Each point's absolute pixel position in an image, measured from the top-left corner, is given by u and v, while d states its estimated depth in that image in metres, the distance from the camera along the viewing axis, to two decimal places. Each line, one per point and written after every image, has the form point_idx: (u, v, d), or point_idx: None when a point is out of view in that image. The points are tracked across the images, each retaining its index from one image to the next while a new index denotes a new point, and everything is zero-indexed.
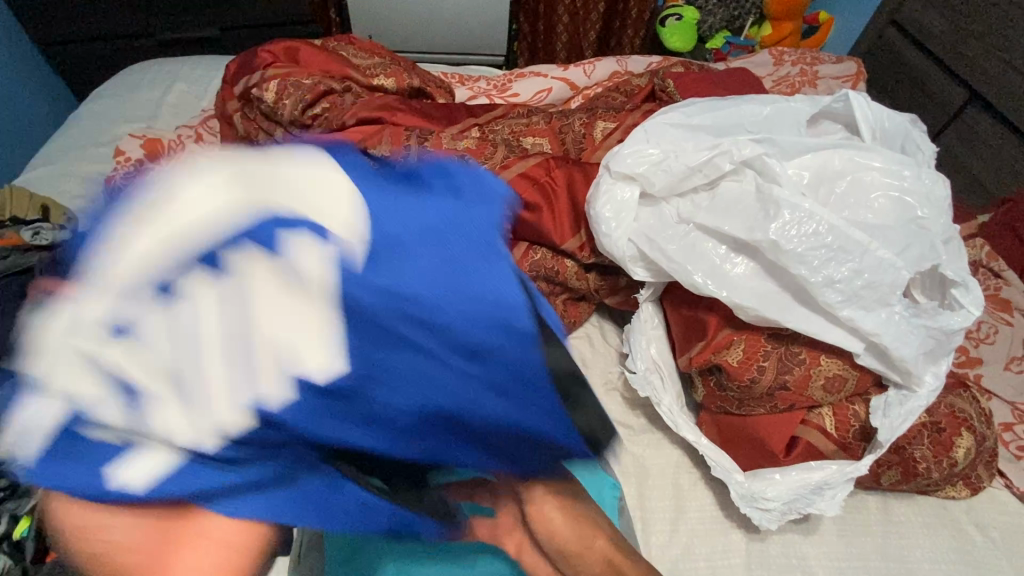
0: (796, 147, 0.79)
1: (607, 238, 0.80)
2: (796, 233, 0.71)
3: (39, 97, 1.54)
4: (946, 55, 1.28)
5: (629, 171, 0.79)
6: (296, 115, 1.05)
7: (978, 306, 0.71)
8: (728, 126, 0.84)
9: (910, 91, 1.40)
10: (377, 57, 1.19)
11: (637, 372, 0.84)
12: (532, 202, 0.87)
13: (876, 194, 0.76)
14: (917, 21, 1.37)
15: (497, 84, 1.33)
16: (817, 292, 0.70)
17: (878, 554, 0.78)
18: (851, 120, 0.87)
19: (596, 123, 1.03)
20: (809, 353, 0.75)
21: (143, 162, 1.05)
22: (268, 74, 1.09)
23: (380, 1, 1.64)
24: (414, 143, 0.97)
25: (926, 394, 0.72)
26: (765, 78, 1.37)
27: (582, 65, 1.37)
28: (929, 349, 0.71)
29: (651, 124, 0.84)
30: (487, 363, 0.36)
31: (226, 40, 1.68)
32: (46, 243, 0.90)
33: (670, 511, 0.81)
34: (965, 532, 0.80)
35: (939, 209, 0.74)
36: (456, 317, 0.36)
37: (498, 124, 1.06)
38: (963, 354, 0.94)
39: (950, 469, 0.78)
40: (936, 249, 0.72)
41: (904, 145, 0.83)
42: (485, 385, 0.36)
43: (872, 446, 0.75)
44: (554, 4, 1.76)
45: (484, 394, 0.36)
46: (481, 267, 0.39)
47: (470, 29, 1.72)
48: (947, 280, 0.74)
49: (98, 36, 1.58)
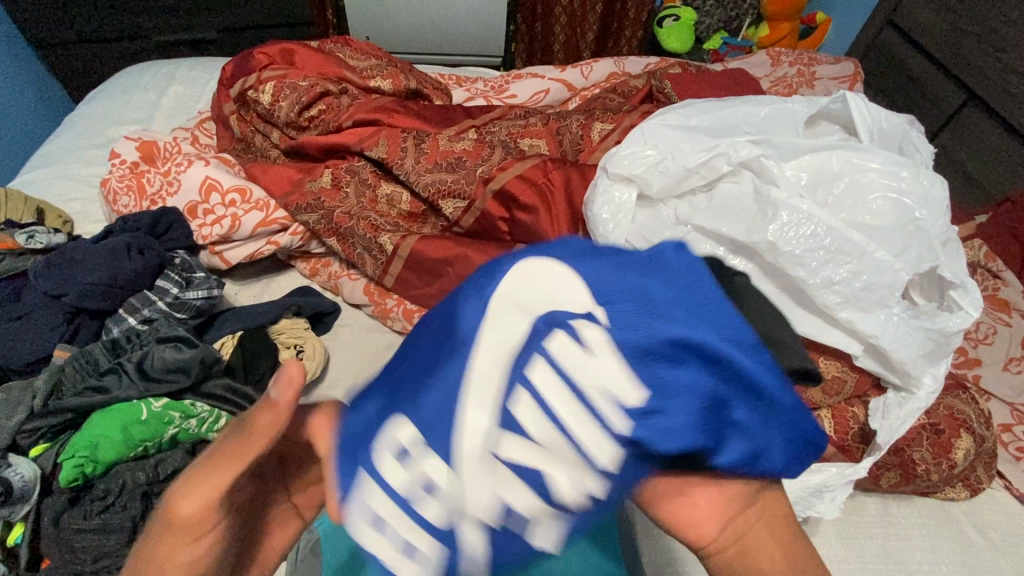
0: (793, 148, 0.79)
1: (605, 239, 0.79)
2: (794, 234, 0.70)
3: (36, 99, 1.54)
4: (943, 55, 1.28)
5: (627, 173, 0.79)
6: (292, 117, 1.04)
7: (976, 307, 0.71)
8: (725, 127, 0.84)
9: (907, 92, 1.40)
10: (374, 59, 1.19)
11: None
12: (529, 203, 0.86)
13: (874, 196, 0.75)
14: (914, 22, 1.37)
15: (494, 86, 1.33)
16: (816, 294, 0.70)
17: (878, 557, 0.77)
18: (849, 121, 0.87)
19: (594, 124, 1.03)
20: (808, 355, 0.75)
21: (138, 165, 1.04)
22: (265, 76, 1.08)
23: (377, 3, 1.64)
24: (411, 145, 0.96)
25: (925, 396, 0.71)
26: (763, 78, 1.37)
27: (579, 66, 1.37)
28: (928, 351, 0.70)
29: (648, 126, 0.84)
30: (703, 374, 0.40)
31: (224, 41, 1.69)
32: (41, 248, 0.90)
33: None
34: (965, 534, 0.80)
35: (937, 211, 0.74)
36: (657, 358, 0.40)
37: (496, 125, 1.06)
38: (961, 355, 0.94)
39: (949, 471, 0.78)
40: (934, 250, 0.71)
41: (901, 146, 0.83)
42: (709, 380, 0.41)
43: (871, 449, 0.74)
44: (551, 4, 1.76)
45: (716, 390, 0.40)
46: (651, 308, 0.41)
47: (468, 30, 1.72)
48: (945, 281, 0.74)
49: (94, 38, 1.58)
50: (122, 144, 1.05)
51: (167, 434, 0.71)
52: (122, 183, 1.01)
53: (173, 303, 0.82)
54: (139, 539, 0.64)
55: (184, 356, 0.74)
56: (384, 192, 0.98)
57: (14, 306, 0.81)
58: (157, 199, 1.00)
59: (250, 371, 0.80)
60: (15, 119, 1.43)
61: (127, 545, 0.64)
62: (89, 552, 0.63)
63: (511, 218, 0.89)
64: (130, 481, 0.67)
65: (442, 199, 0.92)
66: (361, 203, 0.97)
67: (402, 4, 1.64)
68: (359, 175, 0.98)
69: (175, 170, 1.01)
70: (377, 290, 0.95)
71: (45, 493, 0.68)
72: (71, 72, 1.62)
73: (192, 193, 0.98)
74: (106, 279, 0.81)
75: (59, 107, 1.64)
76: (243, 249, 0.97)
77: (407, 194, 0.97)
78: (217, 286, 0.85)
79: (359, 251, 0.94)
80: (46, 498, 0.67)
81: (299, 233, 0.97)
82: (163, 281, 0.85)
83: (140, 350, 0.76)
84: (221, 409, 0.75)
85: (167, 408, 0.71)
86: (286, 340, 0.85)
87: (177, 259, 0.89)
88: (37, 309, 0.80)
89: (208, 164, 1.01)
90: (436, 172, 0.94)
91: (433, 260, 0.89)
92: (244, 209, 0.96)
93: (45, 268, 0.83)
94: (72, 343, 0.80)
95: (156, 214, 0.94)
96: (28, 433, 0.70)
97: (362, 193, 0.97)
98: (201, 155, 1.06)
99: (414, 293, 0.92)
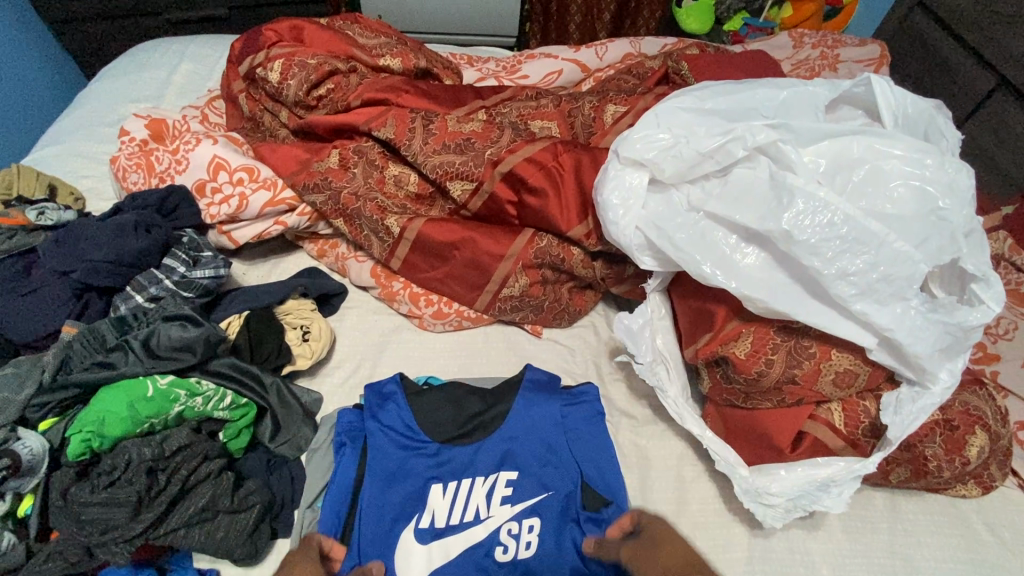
0: (812, 132, 0.75)
1: (615, 225, 0.78)
2: (810, 223, 0.68)
3: (39, 72, 1.56)
4: (976, 39, 1.26)
5: (638, 157, 0.77)
6: (301, 96, 1.04)
7: (997, 302, 0.68)
8: (742, 111, 0.80)
9: (936, 77, 1.39)
10: (383, 37, 1.17)
11: (644, 361, 0.82)
12: (538, 187, 0.88)
13: (896, 182, 0.72)
14: (946, 6, 1.36)
15: (506, 66, 1.31)
16: (829, 285, 0.68)
17: (884, 551, 0.77)
18: (873, 105, 0.82)
19: (607, 107, 1.02)
20: (819, 347, 0.73)
21: (147, 144, 1.05)
22: (273, 53, 1.08)
23: (408, 4, 1.74)
24: (419, 125, 0.96)
25: (939, 391, 0.70)
26: (784, 62, 1.36)
27: (594, 46, 1.35)
28: (945, 345, 0.69)
29: (660, 107, 0.81)
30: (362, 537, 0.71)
31: (235, 18, 1.74)
32: (51, 224, 0.91)
33: (672, 503, 0.80)
34: (976, 533, 0.79)
35: (961, 200, 0.70)
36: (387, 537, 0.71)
37: (507, 106, 1.05)
38: (978, 350, 0.91)
39: (962, 468, 0.77)
40: (956, 241, 0.68)
41: (926, 133, 0.79)
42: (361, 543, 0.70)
43: (880, 444, 0.73)
44: (567, 3, 1.79)
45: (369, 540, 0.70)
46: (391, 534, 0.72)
47: (498, 9, 1.76)
48: (967, 274, 0.70)
49: (107, 14, 1.64)
50: (132, 122, 1.07)
51: (172, 411, 0.72)
52: (132, 161, 1.02)
53: (179, 282, 0.82)
54: (145, 513, 0.65)
55: (190, 334, 0.75)
56: (391, 172, 0.98)
57: (22, 282, 0.81)
58: (166, 177, 1.00)
59: (256, 350, 0.82)
60: (24, 100, 1.47)
61: (132, 519, 0.64)
62: (96, 525, 0.64)
63: (519, 202, 0.90)
64: (136, 456, 0.68)
65: (450, 180, 0.93)
66: (368, 183, 0.98)
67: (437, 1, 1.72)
68: (366, 156, 0.99)
69: (183, 148, 1.01)
70: (383, 272, 0.97)
71: (53, 465, 0.69)
72: (82, 47, 1.69)
73: (200, 171, 0.98)
74: (112, 256, 0.81)
75: (66, 79, 1.68)
76: (252, 228, 0.98)
77: (414, 175, 0.98)
78: (224, 265, 0.85)
79: (366, 233, 0.96)
80: (53, 471, 0.68)
81: (306, 213, 0.99)
82: (169, 260, 0.84)
83: (145, 328, 0.77)
84: (227, 386, 0.76)
85: (173, 386, 0.72)
86: (293, 321, 0.87)
87: (185, 238, 0.88)
88: (46, 284, 0.80)
89: (216, 142, 1.01)
90: (445, 153, 0.94)
91: (441, 244, 0.91)
92: (252, 188, 0.97)
93: (53, 243, 0.83)
94: (80, 319, 0.80)
95: (165, 191, 0.94)
96: (37, 408, 0.71)
97: (369, 173, 0.98)
98: (209, 133, 1.05)
99: (420, 276, 0.94)
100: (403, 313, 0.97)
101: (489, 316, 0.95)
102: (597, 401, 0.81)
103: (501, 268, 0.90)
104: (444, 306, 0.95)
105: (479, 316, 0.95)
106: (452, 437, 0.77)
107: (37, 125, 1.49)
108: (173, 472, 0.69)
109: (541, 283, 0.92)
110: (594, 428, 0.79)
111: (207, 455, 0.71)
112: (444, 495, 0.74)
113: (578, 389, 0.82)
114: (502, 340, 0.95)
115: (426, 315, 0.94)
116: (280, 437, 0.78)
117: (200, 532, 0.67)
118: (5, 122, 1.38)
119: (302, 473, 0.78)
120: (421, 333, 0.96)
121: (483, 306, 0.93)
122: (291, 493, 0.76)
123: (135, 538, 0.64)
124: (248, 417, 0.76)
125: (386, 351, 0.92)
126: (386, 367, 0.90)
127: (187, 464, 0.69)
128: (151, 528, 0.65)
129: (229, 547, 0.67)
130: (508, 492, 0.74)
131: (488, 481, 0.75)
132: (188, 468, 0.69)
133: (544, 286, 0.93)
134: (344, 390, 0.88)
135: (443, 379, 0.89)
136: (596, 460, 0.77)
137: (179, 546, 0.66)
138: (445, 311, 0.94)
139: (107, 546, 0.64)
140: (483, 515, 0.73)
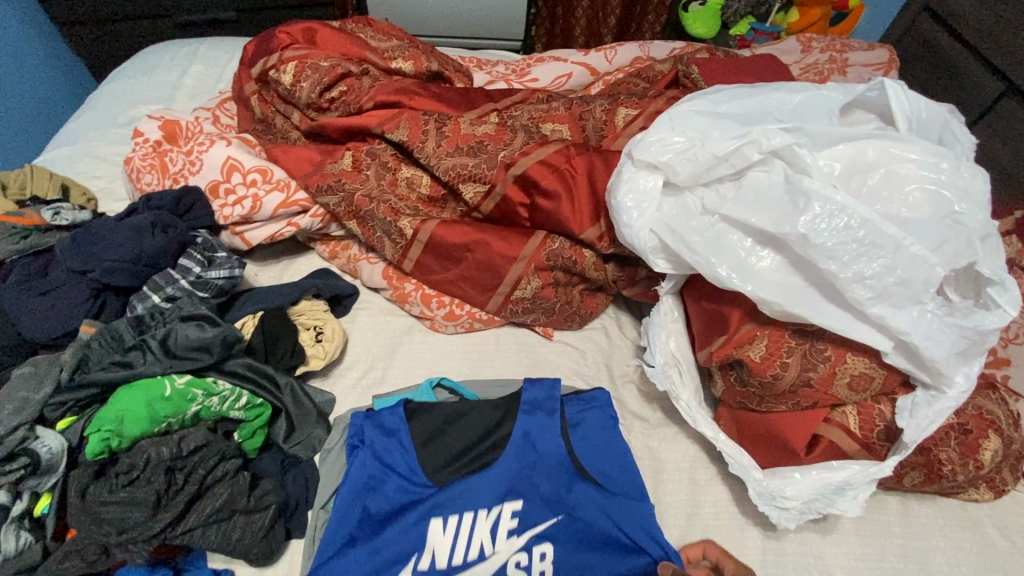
0: (827, 135, 0.75)
1: (629, 228, 0.79)
2: (827, 226, 0.68)
3: (50, 74, 1.57)
4: (984, 44, 1.27)
5: (653, 160, 0.78)
6: (314, 98, 1.05)
7: (1014, 306, 0.68)
8: (756, 114, 0.80)
9: (943, 82, 1.39)
10: (395, 40, 1.18)
11: (655, 365, 0.83)
12: (551, 189, 0.88)
13: (911, 187, 0.72)
14: (953, 11, 1.36)
15: (516, 69, 1.32)
16: (846, 288, 0.68)
17: (897, 556, 0.77)
18: (886, 109, 0.83)
19: (618, 110, 1.02)
20: (834, 350, 0.73)
21: (160, 144, 1.06)
22: (286, 55, 1.08)
23: (416, 8, 1.75)
24: (431, 128, 0.97)
25: (955, 395, 0.70)
26: (792, 65, 1.36)
27: (603, 50, 1.36)
28: (961, 349, 0.69)
29: (675, 111, 0.81)
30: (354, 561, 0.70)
31: (244, 21, 1.75)
32: (67, 224, 0.91)
33: (685, 506, 0.80)
34: (989, 537, 0.79)
35: (977, 205, 0.70)
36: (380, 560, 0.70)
37: (518, 109, 1.05)
38: (989, 354, 0.91)
39: (976, 472, 0.77)
40: (972, 245, 0.68)
41: (940, 137, 0.79)
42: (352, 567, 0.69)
43: (896, 447, 0.73)
44: (573, 8, 1.80)
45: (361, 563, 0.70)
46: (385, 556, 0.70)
47: (506, 12, 1.77)
48: (982, 278, 0.71)
49: (117, 16, 1.65)
50: (146, 123, 1.07)
51: (189, 411, 0.72)
52: (146, 162, 1.03)
53: (195, 282, 0.83)
54: (163, 512, 0.65)
55: (206, 334, 0.75)
56: (404, 175, 0.99)
57: (38, 281, 0.81)
58: (179, 178, 1.01)
59: (271, 350, 0.82)
60: (36, 101, 1.48)
61: (151, 518, 0.65)
62: (115, 524, 0.64)
63: (532, 204, 0.90)
64: (154, 456, 0.68)
65: (463, 183, 0.93)
66: (381, 185, 0.98)
67: (445, 4, 1.73)
68: (379, 158, 0.99)
69: (196, 150, 1.01)
70: (395, 274, 0.98)
71: (71, 464, 0.69)
72: (92, 49, 1.70)
73: (214, 172, 0.99)
74: (130, 256, 0.81)
75: (75, 80, 1.68)
76: (264, 229, 0.99)
77: (426, 178, 0.99)
78: (239, 266, 0.86)
79: (378, 234, 0.96)
80: (71, 470, 0.69)
81: (319, 215, 0.99)
82: (185, 260, 0.85)
83: (162, 328, 0.77)
84: (243, 386, 0.77)
85: (190, 385, 0.72)
86: (306, 322, 0.87)
87: (199, 239, 0.89)
88: (63, 284, 0.80)
89: (230, 144, 1.01)
90: (457, 155, 0.94)
91: (454, 245, 0.91)
92: (266, 189, 0.97)
93: (70, 243, 0.84)
94: (97, 319, 0.80)
95: (179, 192, 0.95)
96: (55, 406, 0.71)
97: (382, 175, 0.99)
98: (223, 135, 1.06)
99: (433, 278, 0.94)
100: (414, 315, 0.97)
101: (500, 318, 0.95)
102: (608, 406, 0.81)
103: (513, 270, 0.90)
104: (455, 308, 0.95)
105: (490, 318, 0.95)
106: (460, 449, 0.77)
107: (47, 125, 1.50)
108: (191, 471, 0.69)
109: (553, 285, 0.92)
110: (608, 435, 0.79)
111: (223, 454, 0.71)
112: (445, 531, 0.72)
113: (589, 394, 0.82)
114: (514, 342, 0.95)
115: (438, 317, 0.95)
116: (294, 437, 0.78)
117: (217, 531, 0.67)
118: (17, 122, 1.38)
119: (316, 474, 0.78)
120: (433, 334, 0.96)
121: (494, 308, 0.93)
122: (305, 495, 0.76)
123: (153, 537, 0.64)
124: (262, 417, 0.77)
125: (398, 352, 0.92)
126: (398, 369, 0.91)
127: (203, 464, 0.70)
128: (169, 528, 0.65)
129: (245, 547, 0.67)
130: (513, 524, 0.73)
131: (491, 516, 0.73)
132: (205, 467, 0.69)
133: (556, 288, 0.93)
134: (356, 391, 0.88)
135: (454, 380, 0.89)
136: (609, 463, 0.77)
137: (196, 546, 0.66)
138: (456, 312, 0.94)
139: (125, 544, 0.64)
140: (488, 548, 0.72)
